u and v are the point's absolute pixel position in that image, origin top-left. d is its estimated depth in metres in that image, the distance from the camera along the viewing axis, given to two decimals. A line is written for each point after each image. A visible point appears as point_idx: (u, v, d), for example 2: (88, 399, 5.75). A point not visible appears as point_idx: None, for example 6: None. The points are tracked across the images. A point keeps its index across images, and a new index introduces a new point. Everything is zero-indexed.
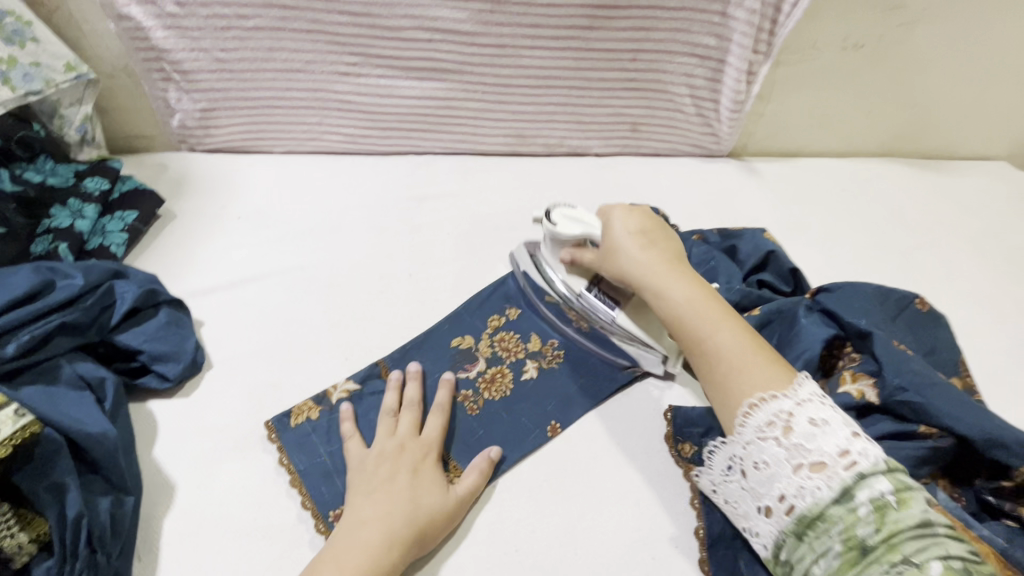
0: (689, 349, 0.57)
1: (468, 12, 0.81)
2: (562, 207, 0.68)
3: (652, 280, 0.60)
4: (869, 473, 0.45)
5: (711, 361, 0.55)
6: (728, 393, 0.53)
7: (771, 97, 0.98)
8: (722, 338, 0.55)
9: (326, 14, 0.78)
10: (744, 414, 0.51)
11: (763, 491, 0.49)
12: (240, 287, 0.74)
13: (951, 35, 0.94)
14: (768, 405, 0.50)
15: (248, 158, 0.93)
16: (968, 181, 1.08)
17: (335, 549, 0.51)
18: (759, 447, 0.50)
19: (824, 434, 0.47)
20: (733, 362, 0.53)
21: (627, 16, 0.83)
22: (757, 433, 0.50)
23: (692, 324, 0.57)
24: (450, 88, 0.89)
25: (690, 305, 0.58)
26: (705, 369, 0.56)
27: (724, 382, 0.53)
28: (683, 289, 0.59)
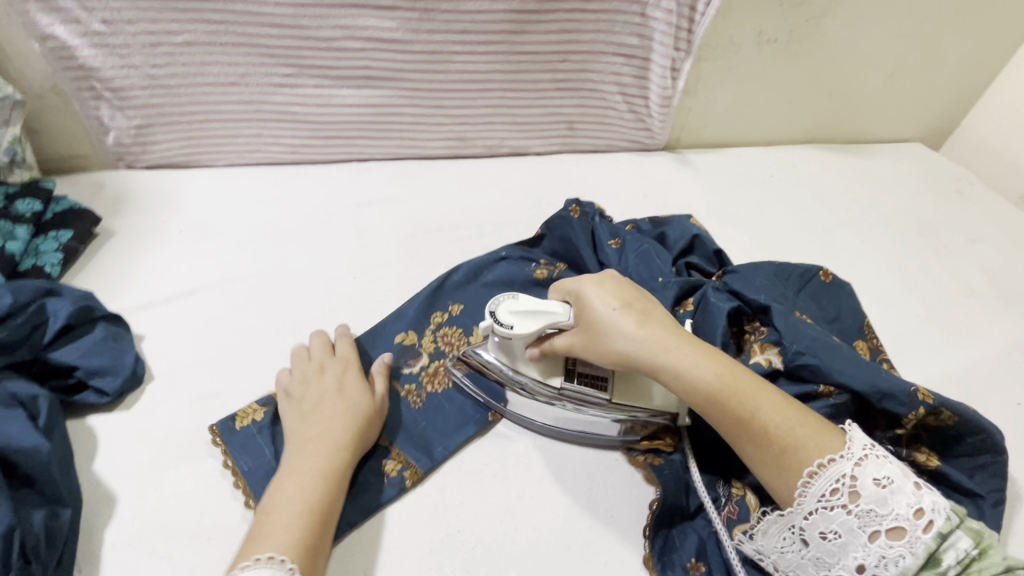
0: (728, 427, 0.54)
1: (397, 21, 0.83)
2: (506, 305, 0.61)
3: (672, 360, 0.55)
4: (948, 532, 0.48)
5: (764, 439, 0.52)
6: (790, 475, 0.51)
7: (697, 92, 1.04)
8: (764, 411, 0.53)
9: (257, 27, 0.80)
10: (806, 484, 0.50)
11: (836, 562, 0.49)
12: (182, 299, 0.74)
13: (856, 28, 1.02)
14: (828, 471, 0.49)
15: (188, 172, 0.93)
16: (884, 162, 1.15)
17: (290, 462, 0.56)
18: (827, 516, 0.49)
19: (894, 495, 0.48)
20: (785, 436, 0.52)
21: (551, 19, 0.87)
22: (823, 503, 0.49)
23: (728, 402, 0.54)
24: (387, 95, 0.91)
25: (720, 380, 0.54)
26: (754, 449, 0.53)
27: (783, 460, 0.51)
28: (702, 365, 0.55)
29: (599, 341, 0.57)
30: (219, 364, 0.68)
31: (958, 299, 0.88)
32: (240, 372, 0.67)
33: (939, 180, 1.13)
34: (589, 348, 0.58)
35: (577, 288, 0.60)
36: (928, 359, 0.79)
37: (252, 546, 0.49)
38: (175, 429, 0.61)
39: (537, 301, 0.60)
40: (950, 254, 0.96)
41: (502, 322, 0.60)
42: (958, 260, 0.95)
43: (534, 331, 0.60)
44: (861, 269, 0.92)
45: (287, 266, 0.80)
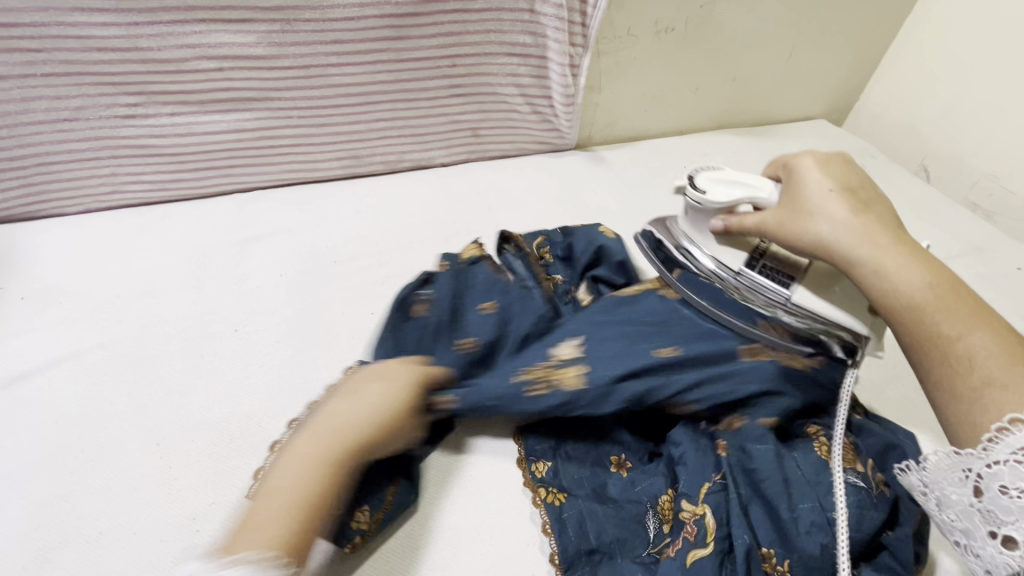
0: (914, 340, 0.48)
1: (257, 35, 0.74)
2: (709, 172, 0.60)
3: (879, 262, 0.50)
4: None
5: (960, 362, 0.45)
6: (981, 410, 0.43)
7: (602, 87, 1.00)
8: (977, 336, 0.45)
9: (84, 53, 0.69)
10: (998, 431, 0.41)
11: (1013, 521, 0.40)
12: (23, 384, 0.63)
13: (752, 11, 1.00)
14: None
15: (32, 225, 0.80)
16: (793, 142, 1.16)
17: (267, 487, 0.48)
18: (1017, 472, 0.40)
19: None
20: (994, 369, 0.43)
21: (433, 22, 0.80)
22: (1015, 455, 0.40)
23: (928, 314, 0.47)
24: (260, 117, 0.82)
25: (931, 291, 0.48)
26: (947, 371, 0.45)
27: (982, 390, 0.43)
28: (915, 271, 0.49)
29: (799, 222, 0.54)
30: (67, 461, 0.57)
31: None
32: (95, 465, 0.57)
33: None
34: (785, 225, 0.55)
35: (798, 161, 0.58)
36: None
37: (235, 541, 0.44)
38: (11, 551, 0.51)
39: (739, 173, 0.59)
40: None
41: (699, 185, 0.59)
42: None
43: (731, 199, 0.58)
44: None
45: (157, 326, 0.70)
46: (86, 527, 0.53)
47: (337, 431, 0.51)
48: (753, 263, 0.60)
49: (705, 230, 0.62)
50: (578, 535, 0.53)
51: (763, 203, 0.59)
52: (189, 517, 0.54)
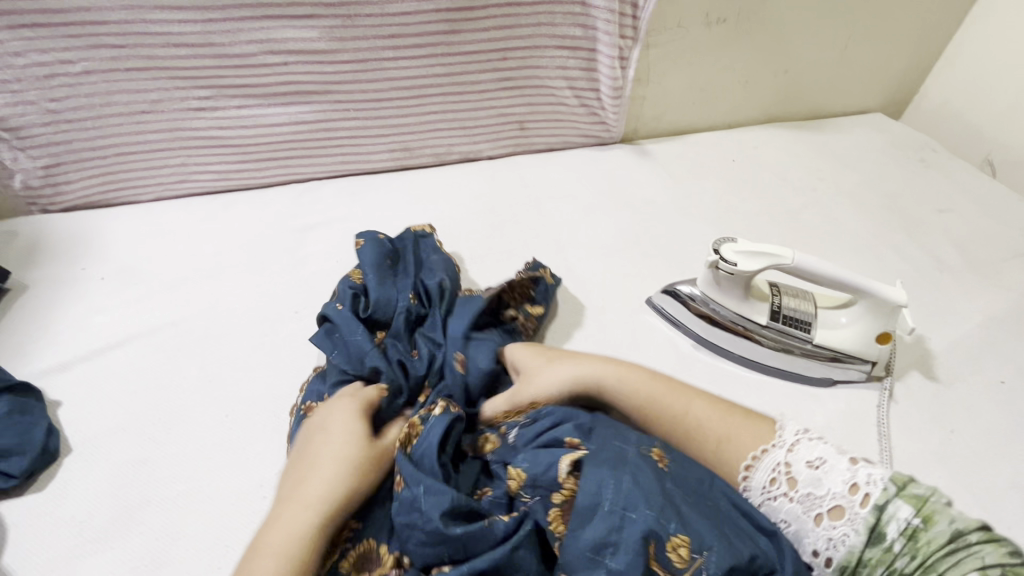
0: (667, 433, 0.58)
1: (320, 30, 0.77)
2: (730, 245, 0.66)
3: (608, 384, 0.60)
4: (885, 503, 0.47)
5: (699, 436, 0.57)
6: (727, 465, 0.55)
7: (650, 80, 0.99)
8: (696, 407, 0.58)
9: (162, 49, 0.73)
10: (745, 478, 0.53)
11: (799, 551, 0.50)
12: (103, 356, 0.67)
13: (805, 3, 0.98)
14: (764, 460, 0.53)
15: (111, 211, 0.85)
16: (847, 137, 1.13)
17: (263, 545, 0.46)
18: (773, 507, 0.52)
19: (829, 473, 0.50)
20: (717, 431, 0.56)
21: (486, 16, 0.82)
22: (765, 494, 0.52)
23: (664, 406, 0.58)
24: (319, 110, 0.85)
25: (649, 391, 0.59)
26: (694, 447, 0.57)
27: (716, 454, 0.55)
28: (628, 380, 0.60)
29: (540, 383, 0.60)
30: (144, 428, 0.60)
31: (928, 274, 0.84)
32: (170, 432, 0.60)
33: (901, 150, 1.10)
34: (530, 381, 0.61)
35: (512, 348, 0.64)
36: (916, 339, 0.74)
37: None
38: (99, 505, 0.54)
39: (759, 244, 0.65)
40: (918, 226, 0.92)
41: (724, 257, 0.65)
42: (926, 232, 0.91)
43: (756, 269, 0.64)
44: (831, 249, 0.87)
45: (222, 307, 0.73)
46: (164, 489, 0.56)
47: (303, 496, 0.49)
48: (775, 317, 0.68)
49: (734, 293, 0.68)
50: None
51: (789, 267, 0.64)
52: (257, 483, 0.56)
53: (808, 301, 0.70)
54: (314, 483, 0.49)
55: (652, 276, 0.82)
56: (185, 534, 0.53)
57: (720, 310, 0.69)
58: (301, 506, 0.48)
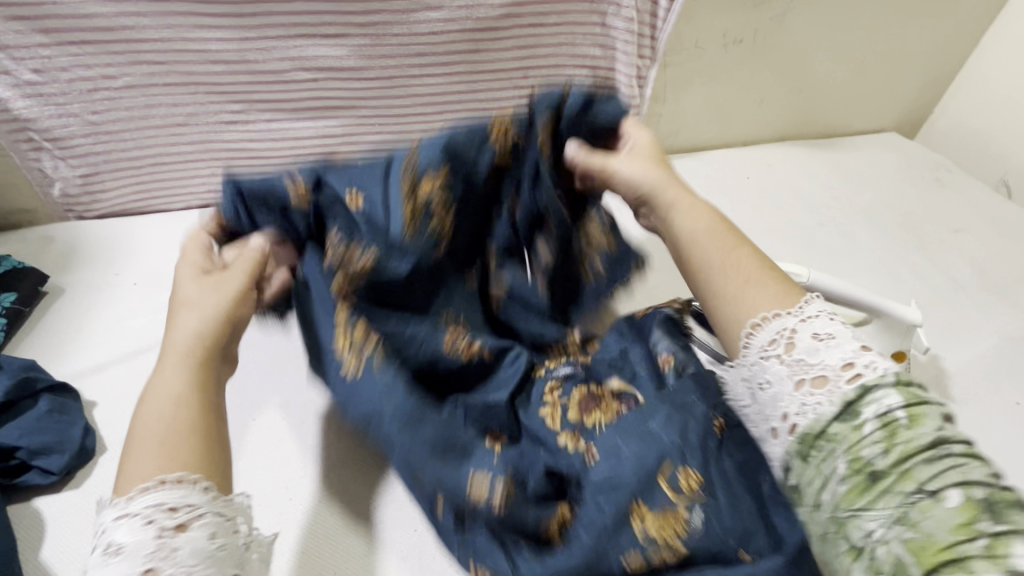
0: (685, 273, 0.56)
1: (349, 48, 0.80)
2: None
3: (669, 206, 0.58)
4: (875, 385, 0.41)
5: (729, 271, 0.52)
6: (741, 307, 0.49)
7: (666, 98, 1.01)
8: (743, 251, 0.53)
9: (199, 65, 0.76)
10: (748, 332, 0.48)
11: (770, 412, 0.47)
12: (135, 358, 0.69)
13: (822, 25, 1.00)
14: (772, 323, 0.47)
15: (143, 218, 0.88)
16: (861, 155, 1.14)
17: (144, 416, 0.42)
18: (762, 365, 0.47)
19: (830, 348, 0.44)
20: (748, 273, 0.51)
21: (509, 36, 0.84)
22: (761, 351, 0.47)
23: (704, 245, 0.54)
24: (345, 124, 0.88)
25: (705, 229, 0.55)
26: (705, 282, 0.53)
27: (732, 293, 0.50)
28: (697, 215, 0.57)
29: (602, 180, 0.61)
30: None
31: (944, 294, 0.85)
32: None
33: (916, 169, 1.11)
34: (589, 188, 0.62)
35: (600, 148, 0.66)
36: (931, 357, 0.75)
37: (126, 475, 0.39)
38: None
39: (776, 262, 0.66)
40: (933, 245, 0.93)
41: None
42: (942, 251, 0.92)
43: None
44: (845, 266, 0.88)
45: None
46: None
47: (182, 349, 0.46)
48: None
49: None
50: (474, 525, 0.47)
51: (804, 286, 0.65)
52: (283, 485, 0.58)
53: None
54: (178, 330, 0.47)
55: None
56: None
57: None
58: (169, 356, 0.45)
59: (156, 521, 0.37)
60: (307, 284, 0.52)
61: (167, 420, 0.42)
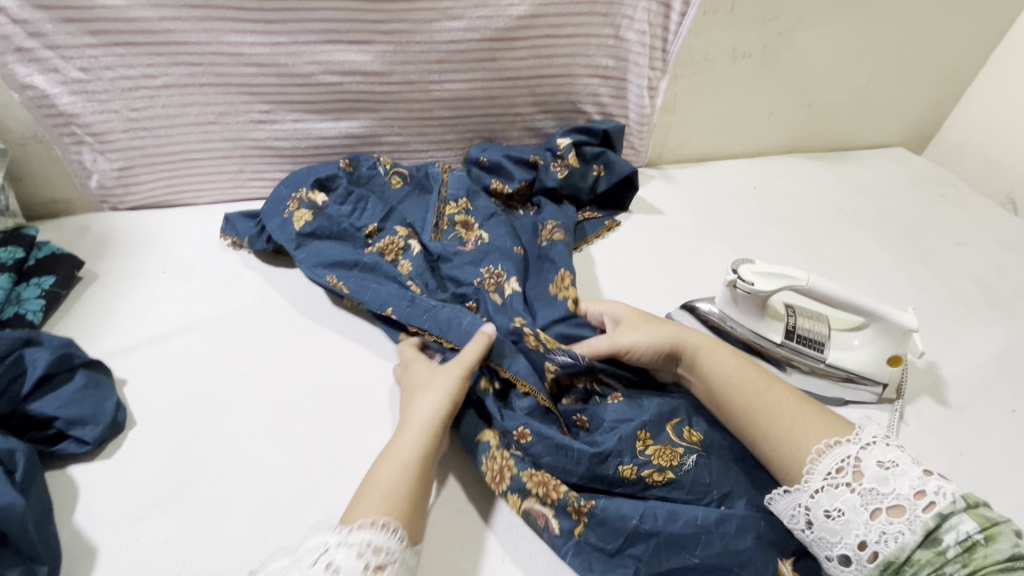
0: (740, 410, 0.60)
1: (374, 54, 0.84)
2: (748, 265, 0.70)
3: (701, 350, 0.65)
4: (950, 513, 0.45)
5: (771, 415, 0.58)
6: (799, 443, 0.55)
7: (676, 109, 1.04)
8: (774, 390, 0.60)
9: (233, 67, 0.81)
10: (812, 460, 0.52)
11: (838, 541, 0.49)
12: (164, 341, 0.73)
13: (828, 41, 1.03)
14: (834, 450, 0.52)
15: (172, 211, 0.93)
16: (868, 168, 1.16)
17: (374, 482, 0.52)
18: (832, 493, 0.50)
19: (897, 477, 0.48)
20: (789, 414, 0.57)
21: (526, 45, 0.88)
22: (829, 480, 0.51)
23: (747, 385, 0.61)
24: (367, 126, 0.92)
25: (738, 371, 0.62)
26: (762, 424, 0.58)
27: (789, 432, 0.56)
28: (728, 363, 0.64)
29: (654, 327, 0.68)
30: (200, 407, 0.66)
31: (944, 305, 0.86)
32: (223, 413, 0.66)
33: (922, 184, 1.13)
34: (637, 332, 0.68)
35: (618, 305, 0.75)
36: (930, 364, 0.76)
37: (354, 511, 0.49)
38: (160, 475, 0.59)
39: (776, 265, 0.69)
40: (935, 257, 0.95)
41: (742, 277, 0.69)
42: (943, 264, 0.94)
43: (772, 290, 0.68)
44: (848, 275, 0.90)
45: (271, 301, 0.79)
46: (218, 463, 0.61)
47: (426, 424, 0.57)
48: (789, 336, 0.71)
49: (749, 311, 0.72)
50: (512, 417, 0.62)
51: (805, 289, 0.67)
52: (301, 463, 0.61)
53: (822, 322, 0.73)
54: (420, 408, 0.59)
55: (673, 292, 0.86)
56: (236, 504, 0.58)
57: (736, 328, 0.73)
58: (411, 426, 0.57)
59: (368, 554, 0.46)
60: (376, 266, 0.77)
61: (402, 486, 0.52)
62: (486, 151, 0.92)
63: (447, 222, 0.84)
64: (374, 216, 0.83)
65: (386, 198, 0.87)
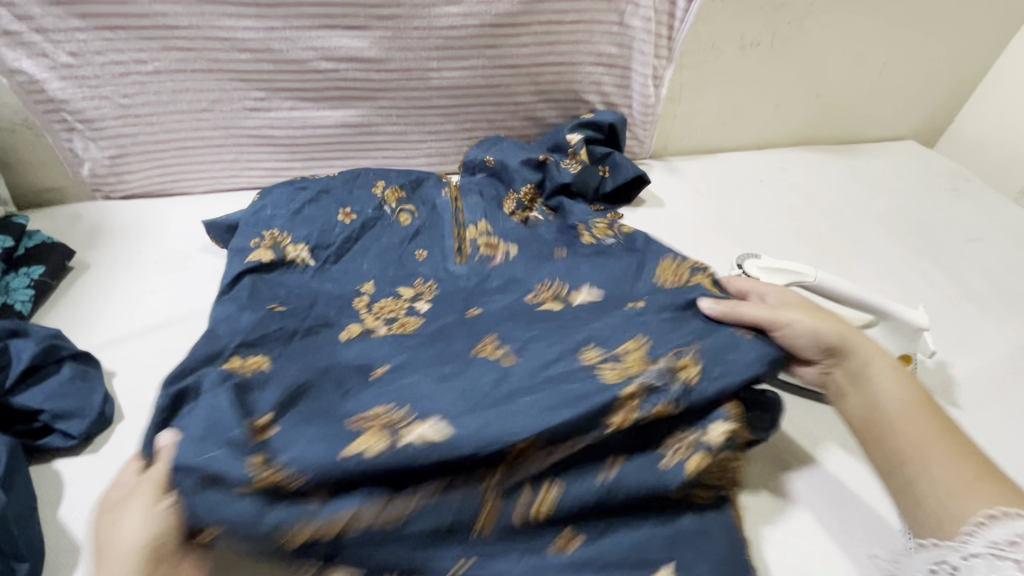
0: (906, 446, 0.48)
1: (371, 40, 0.82)
2: (753, 260, 0.68)
3: (871, 365, 0.53)
4: None
5: (943, 462, 0.46)
6: (961, 505, 0.43)
7: (682, 99, 1.02)
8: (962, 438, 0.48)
9: (227, 53, 0.79)
10: (975, 524, 0.41)
11: None
12: (154, 333, 0.72)
13: (839, 31, 1.00)
14: (1011, 522, 0.40)
15: (166, 201, 0.91)
16: (878, 162, 1.13)
17: None
18: (990, 563, 0.39)
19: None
20: (969, 472, 0.44)
21: (527, 32, 0.86)
22: (991, 548, 0.40)
23: (925, 419, 0.49)
24: (364, 114, 0.90)
25: (911, 399, 0.50)
26: (930, 471, 0.46)
27: (953, 493, 0.44)
28: (904, 388, 0.51)
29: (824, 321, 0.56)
30: None
31: (955, 303, 0.84)
32: None
33: (934, 178, 1.10)
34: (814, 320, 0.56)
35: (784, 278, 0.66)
36: (941, 364, 0.74)
37: None
38: None
39: (783, 260, 0.67)
40: (946, 254, 0.92)
41: (748, 272, 0.67)
42: (955, 261, 0.91)
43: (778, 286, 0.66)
44: (856, 272, 0.88)
45: None
46: None
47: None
48: None
49: None
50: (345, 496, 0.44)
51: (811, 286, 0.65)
52: None
53: None
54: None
55: None
56: None
57: None
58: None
59: None
60: (338, 298, 0.70)
61: None
62: (493, 151, 0.89)
63: (469, 245, 0.76)
64: (346, 248, 0.76)
65: (386, 238, 0.78)
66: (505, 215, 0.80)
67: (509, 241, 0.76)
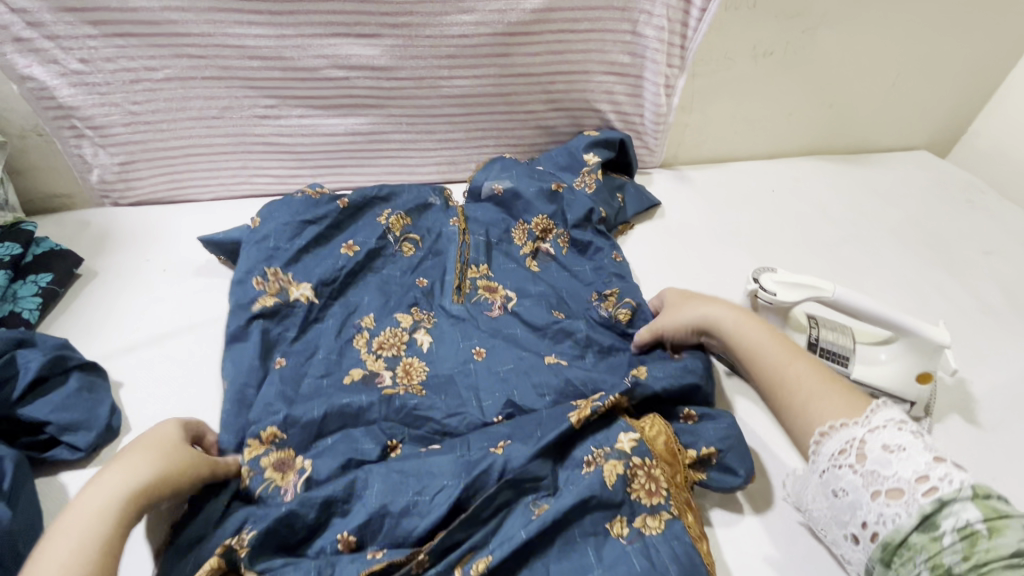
0: (762, 387, 0.57)
1: (382, 48, 0.81)
2: (770, 274, 0.67)
3: (726, 323, 0.61)
4: (951, 499, 0.41)
5: (789, 391, 0.54)
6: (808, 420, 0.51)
7: (693, 108, 1.01)
8: (798, 364, 0.55)
9: (238, 60, 0.78)
10: (816, 442, 0.49)
11: (847, 519, 0.47)
12: (162, 343, 0.71)
13: (853, 40, 0.99)
14: (838, 432, 0.48)
15: (174, 208, 0.91)
16: (891, 173, 1.12)
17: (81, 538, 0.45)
18: (835, 474, 0.48)
19: (901, 460, 0.44)
20: (809, 390, 0.52)
21: (539, 41, 0.85)
22: (831, 461, 0.48)
23: (766, 357, 0.57)
24: (374, 122, 0.89)
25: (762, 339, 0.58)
26: (782, 400, 0.54)
27: (802, 408, 0.52)
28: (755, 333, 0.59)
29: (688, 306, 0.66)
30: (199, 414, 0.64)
31: (972, 317, 0.82)
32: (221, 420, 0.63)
33: (948, 189, 1.09)
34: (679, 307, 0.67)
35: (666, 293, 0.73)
36: (959, 381, 0.73)
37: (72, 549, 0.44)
38: None
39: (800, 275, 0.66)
40: (962, 267, 0.91)
41: (765, 286, 0.66)
42: (971, 274, 0.90)
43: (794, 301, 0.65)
44: (871, 285, 0.87)
45: None
46: None
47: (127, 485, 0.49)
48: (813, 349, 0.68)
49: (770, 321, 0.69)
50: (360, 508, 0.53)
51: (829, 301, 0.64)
52: None
53: (847, 334, 0.69)
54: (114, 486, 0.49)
55: None
56: None
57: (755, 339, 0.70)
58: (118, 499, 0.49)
59: None
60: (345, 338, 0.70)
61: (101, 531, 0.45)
62: (502, 180, 0.87)
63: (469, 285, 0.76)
64: (350, 276, 0.75)
65: (390, 272, 0.77)
66: (504, 254, 0.82)
67: (507, 286, 0.78)
